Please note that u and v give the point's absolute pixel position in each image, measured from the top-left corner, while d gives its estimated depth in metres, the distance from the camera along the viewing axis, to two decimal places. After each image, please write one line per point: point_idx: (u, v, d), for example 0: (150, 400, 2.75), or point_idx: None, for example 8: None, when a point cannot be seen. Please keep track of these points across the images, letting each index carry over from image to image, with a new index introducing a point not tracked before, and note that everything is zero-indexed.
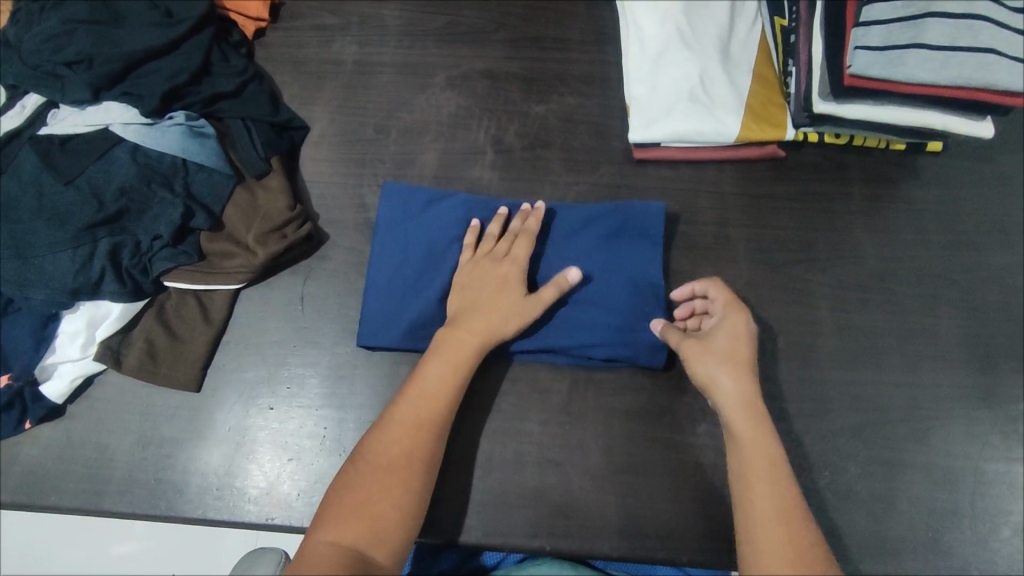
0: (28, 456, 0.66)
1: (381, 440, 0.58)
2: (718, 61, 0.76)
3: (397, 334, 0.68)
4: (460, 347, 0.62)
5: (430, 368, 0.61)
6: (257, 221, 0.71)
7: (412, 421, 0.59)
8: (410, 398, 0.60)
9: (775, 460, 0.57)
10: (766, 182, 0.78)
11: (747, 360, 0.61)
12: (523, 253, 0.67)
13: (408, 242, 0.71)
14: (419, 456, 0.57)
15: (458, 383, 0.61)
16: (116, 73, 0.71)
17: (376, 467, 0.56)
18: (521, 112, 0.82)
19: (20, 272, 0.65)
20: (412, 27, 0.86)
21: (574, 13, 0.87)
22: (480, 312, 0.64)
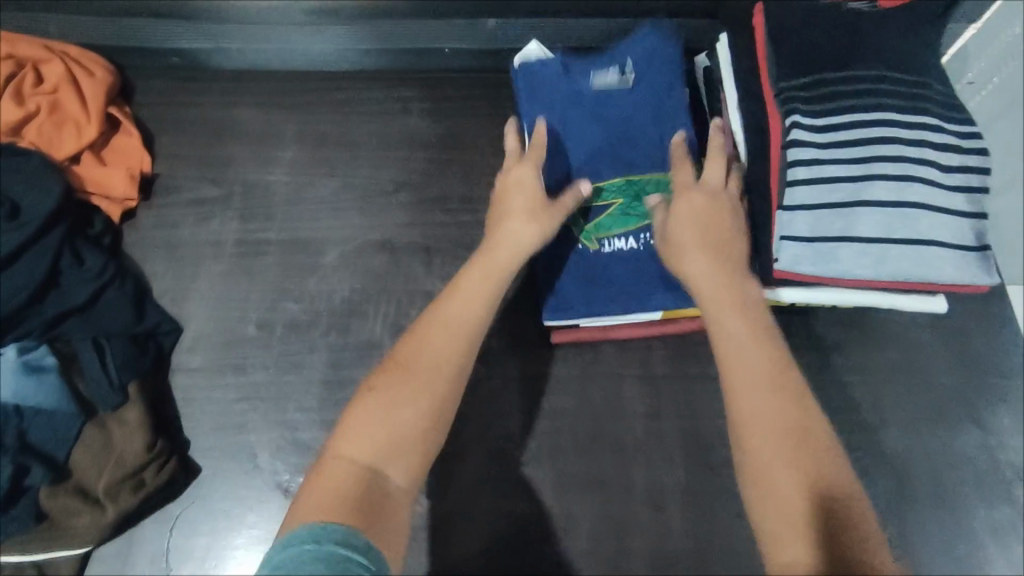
0: None
1: (418, 345, 0.51)
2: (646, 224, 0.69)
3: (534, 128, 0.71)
4: (489, 262, 0.57)
5: (467, 282, 0.56)
6: (110, 467, 0.61)
7: (476, 297, 0.55)
8: (475, 271, 0.57)
9: (778, 359, 0.48)
10: (699, 358, 0.69)
11: (711, 220, 0.55)
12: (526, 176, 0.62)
13: (548, 84, 0.72)
14: (443, 407, 0.49)
15: (493, 297, 0.55)
16: None
17: (410, 369, 0.50)
18: (424, 290, 0.73)
19: None
20: (302, 195, 0.78)
21: (478, 167, 0.80)
22: (534, 216, 0.60)
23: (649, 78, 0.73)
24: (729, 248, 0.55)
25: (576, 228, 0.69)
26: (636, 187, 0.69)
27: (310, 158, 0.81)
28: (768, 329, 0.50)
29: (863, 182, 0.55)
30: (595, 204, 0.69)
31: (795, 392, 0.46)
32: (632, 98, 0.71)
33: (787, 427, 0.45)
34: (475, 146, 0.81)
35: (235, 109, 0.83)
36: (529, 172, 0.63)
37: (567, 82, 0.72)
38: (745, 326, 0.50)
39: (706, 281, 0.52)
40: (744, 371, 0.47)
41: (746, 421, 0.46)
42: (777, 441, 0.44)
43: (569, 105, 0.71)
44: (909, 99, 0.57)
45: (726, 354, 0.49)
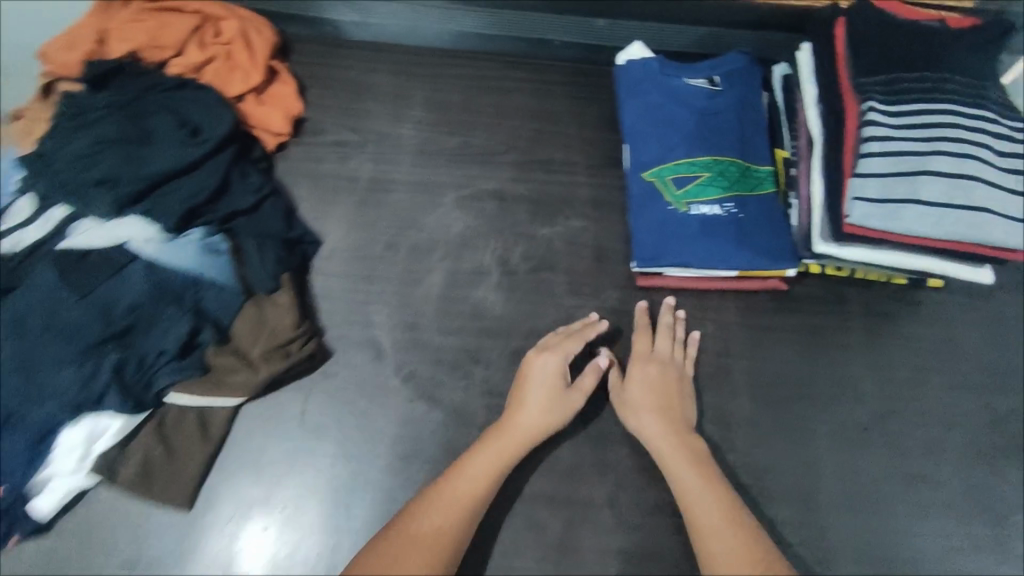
0: (11, 568, 0.66)
1: (443, 485, 0.63)
2: (731, 194, 0.81)
3: (637, 113, 0.87)
4: (504, 444, 0.66)
5: (474, 459, 0.65)
6: (264, 337, 0.73)
7: (483, 476, 0.64)
8: (484, 451, 0.66)
9: (728, 507, 0.61)
10: (766, 311, 0.79)
11: (668, 395, 0.70)
12: (573, 346, 0.72)
13: (651, 81, 0.88)
14: (447, 534, 0.59)
15: (500, 474, 0.65)
16: (141, 191, 0.74)
17: (428, 534, 0.59)
18: (528, 233, 0.84)
19: (25, 387, 0.65)
20: (427, 146, 0.90)
21: (579, 140, 0.92)
22: (549, 397, 0.69)
23: (735, 85, 0.89)
24: (674, 411, 0.69)
25: (668, 193, 0.81)
26: (720, 167, 0.83)
27: (434, 118, 0.93)
28: (703, 460, 0.66)
29: (929, 157, 0.66)
30: (686, 175, 0.82)
31: (756, 535, 0.59)
32: (719, 100, 0.87)
33: (743, 540, 0.58)
34: (578, 122, 0.93)
35: (375, 75, 0.97)
36: (547, 357, 0.71)
37: (667, 81, 0.88)
38: (691, 458, 0.65)
39: (659, 432, 0.67)
40: (704, 514, 0.61)
41: (712, 538, 0.59)
42: (745, 568, 0.56)
43: (666, 98, 0.87)
44: (972, 97, 0.68)
45: (694, 511, 0.62)
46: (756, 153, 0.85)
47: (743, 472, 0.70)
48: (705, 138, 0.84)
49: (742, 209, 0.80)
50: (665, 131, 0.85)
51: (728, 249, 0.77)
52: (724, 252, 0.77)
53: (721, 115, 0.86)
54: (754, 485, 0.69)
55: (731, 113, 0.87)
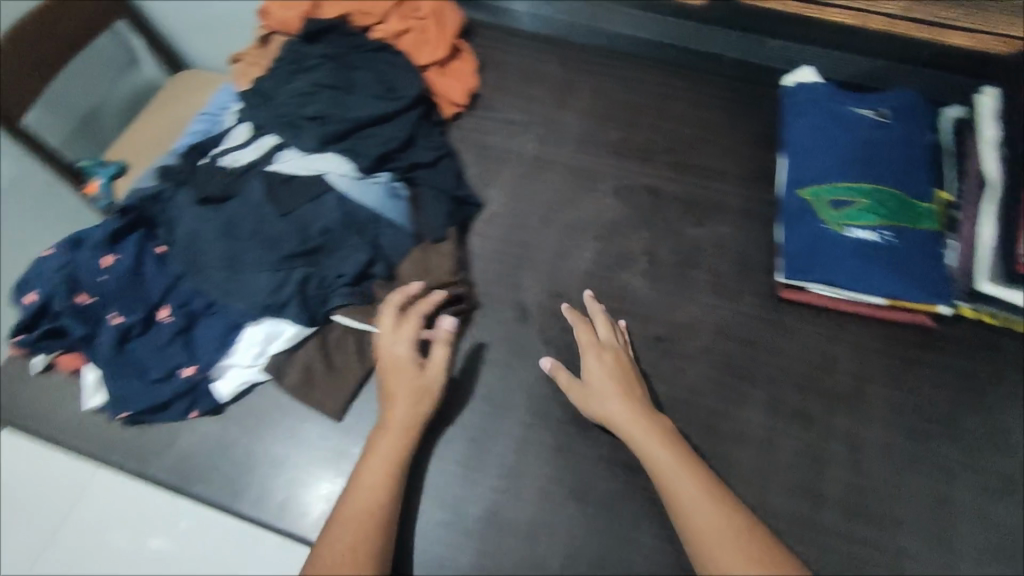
0: (184, 442, 0.73)
1: (352, 495, 0.64)
2: (891, 222, 0.80)
3: (800, 133, 0.89)
4: (393, 445, 0.67)
5: (370, 462, 0.66)
6: (426, 279, 0.78)
7: (378, 486, 0.65)
8: (382, 451, 0.67)
9: (709, 489, 0.63)
10: (912, 345, 0.78)
11: (627, 380, 0.71)
12: (410, 333, 0.72)
13: (819, 105, 0.90)
14: (370, 552, 0.61)
15: (394, 475, 0.66)
16: (343, 131, 0.83)
17: (348, 549, 0.61)
18: (676, 231, 0.87)
19: (227, 281, 0.74)
20: (588, 136, 0.96)
21: (735, 151, 0.94)
22: (400, 385, 0.70)
23: (907, 118, 0.89)
24: (633, 389, 0.71)
25: (824, 213, 0.82)
26: (883, 195, 0.82)
27: (598, 111, 0.98)
28: (674, 439, 0.67)
29: None
30: (845, 198, 0.82)
31: (734, 514, 0.61)
32: (888, 130, 0.87)
33: (725, 526, 0.60)
34: (736, 134, 0.95)
35: (547, 64, 1.03)
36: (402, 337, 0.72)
37: (836, 107, 0.89)
38: (665, 450, 0.65)
39: (622, 413, 0.68)
40: (686, 492, 0.62)
41: (698, 535, 0.60)
42: (730, 552, 0.59)
43: (833, 122, 0.88)
44: None
45: (673, 488, 0.63)
46: (922, 185, 0.84)
47: (872, 496, 0.70)
48: (869, 164, 0.85)
49: (902, 238, 0.79)
50: (828, 154, 0.86)
51: (877, 278, 0.77)
52: (872, 279, 0.77)
53: (889, 145, 0.86)
54: (882, 510, 0.69)
55: (900, 144, 0.86)
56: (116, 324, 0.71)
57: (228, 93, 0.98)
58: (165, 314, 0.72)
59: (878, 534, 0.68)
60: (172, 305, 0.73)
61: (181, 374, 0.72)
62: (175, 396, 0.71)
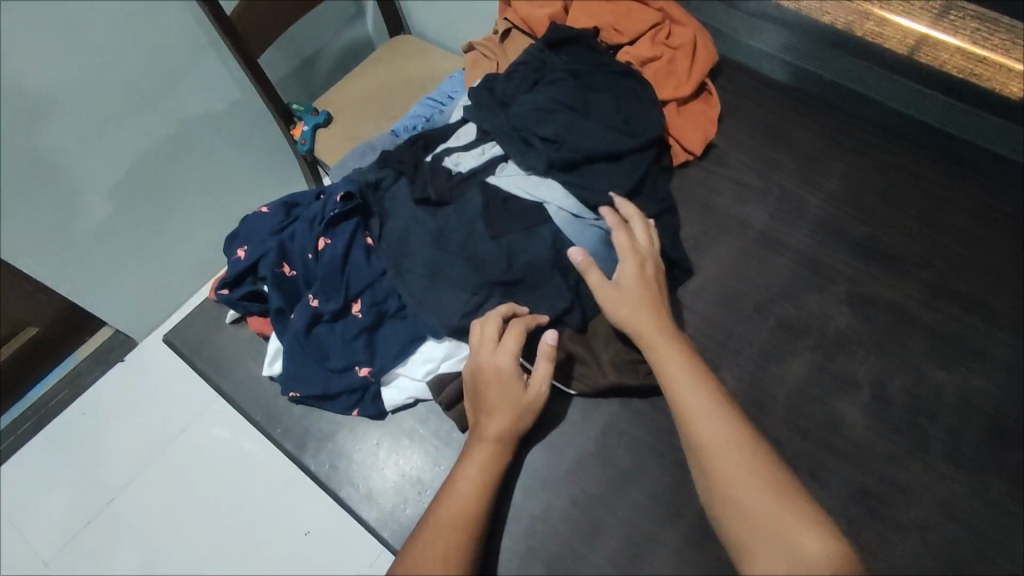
0: (342, 437, 0.72)
1: (443, 503, 0.62)
2: None
3: None
4: (489, 456, 0.64)
5: (465, 470, 0.64)
6: (620, 345, 0.72)
7: (470, 495, 0.62)
8: (474, 459, 0.64)
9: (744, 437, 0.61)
10: None
11: (654, 293, 0.70)
12: (543, 368, 0.67)
13: None
14: (456, 559, 0.59)
15: (489, 486, 0.63)
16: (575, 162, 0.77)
17: (437, 559, 0.58)
18: (918, 367, 0.73)
19: (424, 291, 0.71)
20: (831, 224, 0.83)
21: (1012, 288, 0.78)
22: (502, 395, 0.66)
23: None
24: (654, 300, 0.70)
25: None
26: None
27: (849, 197, 0.85)
28: (703, 376, 0.65)
29: None
30: None
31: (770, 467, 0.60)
32: None
33: (762, 483, 0.58)
34: (1018, 267, 0.79)
35: (798, 129, 0.91)
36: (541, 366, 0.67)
37: None
38: (691, 377, 0.64)
39: (646, 325, 0.68)
40: (715, 433, 0.61)
41: (716, 467, 0.60)
42: (764, 504, 0.57)
43: None
44: None
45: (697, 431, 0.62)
46: None
47: None
48: None
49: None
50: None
51: None
52: None
53: None
54: None
55: None
56: (313, 306, 0.70)
57: (457, 84, 0.96)
58: (358, 309, 0.71)
59: None
60: (366, 301, 0.71)
61: (357, 371, 0.70)
62: (345, 391, 0.70)
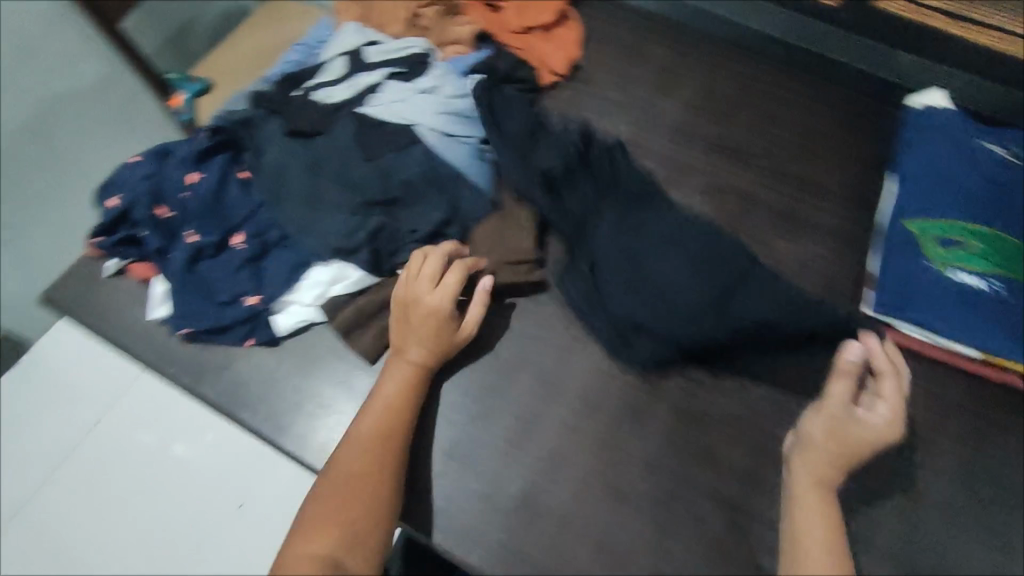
0: (239, 368, 0.74)
1: (364, 419, 0.66)
2: (1003, 273, 0.75)
3: (923, 158, 0.82)
4: (405, 373, 0.68)
5: (384, 386, 0.67)
6: (499, 250, 0.76)
7: (390, 408, 0.66)
8: (392, 376, 0.68)
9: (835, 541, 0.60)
10: (995, 405, 0.73)
11: (849, 442, 0.63)
12: (476, 303, 0.72)
13: (945, 134, 0.83)
14: (380, 472, 0.62)
15: (409, 398, 0.67)
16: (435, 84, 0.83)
17: (361, 472, 0.62)
18: (764, 241, 0.82)
19: (304, 217, 0.73)
20: (688, 126, 0.90)
21: (843, 168, 0.87)
22: (429, 327, 0.69)
23: None
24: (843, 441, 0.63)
25: (931, 249, 0.77)
26: (998, 242, 0.77)
27: (703, 100, 0.91)
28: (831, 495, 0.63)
29: None
30: (956, 237, 0.77)
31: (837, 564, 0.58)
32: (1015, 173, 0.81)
33: None
34: (845, 146, 0.89)
35: (654, 43, 0.97)
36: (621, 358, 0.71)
37: (962, 138, 0.83)
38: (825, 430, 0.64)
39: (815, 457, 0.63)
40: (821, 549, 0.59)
41: (797, 515, 0.61)
42: None
43: (955, 152, 0.82)
44: None
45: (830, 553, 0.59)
46: None
47: (925, 553, 0.66)
48: (988, 204, 0.79)
49: (1011, 292, 0.75)
50: (946, 189, 0.80)
51: (976, 326, 0.72)
52: (971, 327, 0.72)
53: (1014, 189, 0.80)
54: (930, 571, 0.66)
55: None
56: (190, 242, 0.72)
57: (323, 27, 0.94)
58: (239, 241, 0.73)
59: None
60: (248, 233, 0.73)
61: (245, 302, 0.72)
62: (237, 321, 0.72)
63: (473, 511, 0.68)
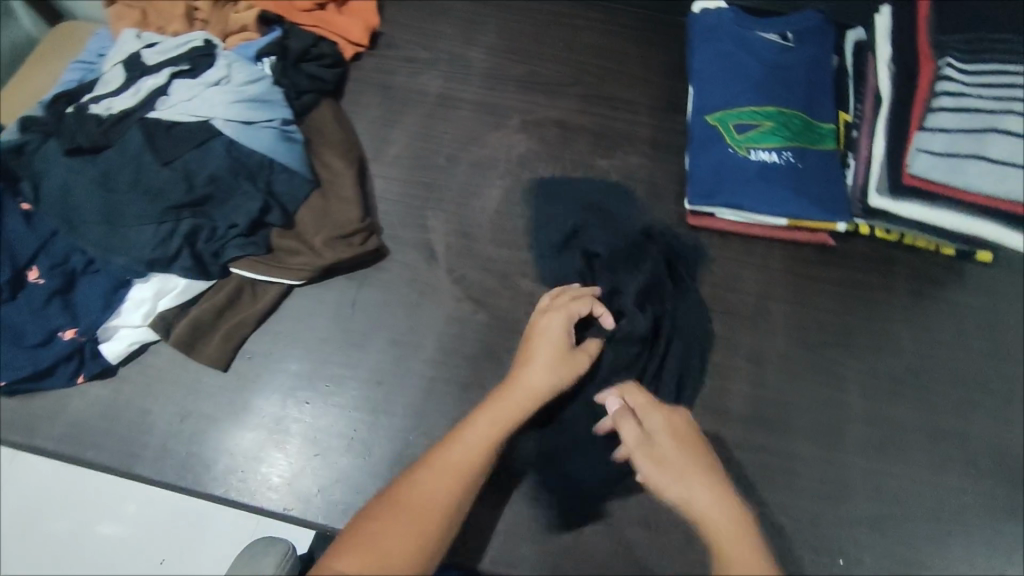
0: (74, 409, 0.69)
1: (454, 454, 0.60)
2: (793, 145, 0.81)
3: (709, 58, 0.87)
4: (509, 407, 0.63)
5: (478, 422, 0.62)
6: (327, 227, 0.76)
7: (479, 445, 0.61)
8: (487, 413, 0.63)
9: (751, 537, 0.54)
10: (811, 263, 0.80)
11: (687, 442, 0.61)
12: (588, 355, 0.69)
13: (724, 31, 0.88)
14: (446, 505, 0.57)
15: (503, 435, 0.62)
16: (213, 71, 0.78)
17: (418, 505, 0.56)
18: (586, 163, 0.86)
19: (106, 236, 0.70)
20: (496, 71, 0.92)
21: (647, 81, 0.92)
22: (565, 364, 0.67)
23: (807, 39, 0.88)
24: (693, 444, 0.61)
25: (729, 137, 0.82)
26: (784, 119, 0.82)
27: (507, 44, 0.94)
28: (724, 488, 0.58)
29: (1002, 115, 0.68)
30: (748, 122, 0.82)
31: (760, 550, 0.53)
32: (791, 52, 0.87)
33: None
34: (644, 61, 0.94)
35: None
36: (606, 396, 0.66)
37: (739, 31, 0.88)
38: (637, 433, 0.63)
39: (678, 468, 0.58)
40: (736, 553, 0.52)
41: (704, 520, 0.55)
42: None
43: (735, 45, 0.87)
44: None
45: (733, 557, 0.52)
46: (820, 107, 0.85)
47: (772, 407, 0.73)
48: (769, 86, 0.84)
49: (802, 159, 0.81)
50: (733, 79, 0.85)
51: (776, 198, 0.78)
52: (772, 200, 0.78)
53: (791, 67, 0.86)
54: (778, 421, 0.72)
55: (799, 61, 0.86)
56: None
57: (103, 40, 0.88)
58: (36, 276, 0.69)
59: (770, 439, 0.71)
60: (44, 266, 0.70)
61: (62, 337, 0.69)
62: (58, 360, 0.68)
63: (350, 487, 0.67)
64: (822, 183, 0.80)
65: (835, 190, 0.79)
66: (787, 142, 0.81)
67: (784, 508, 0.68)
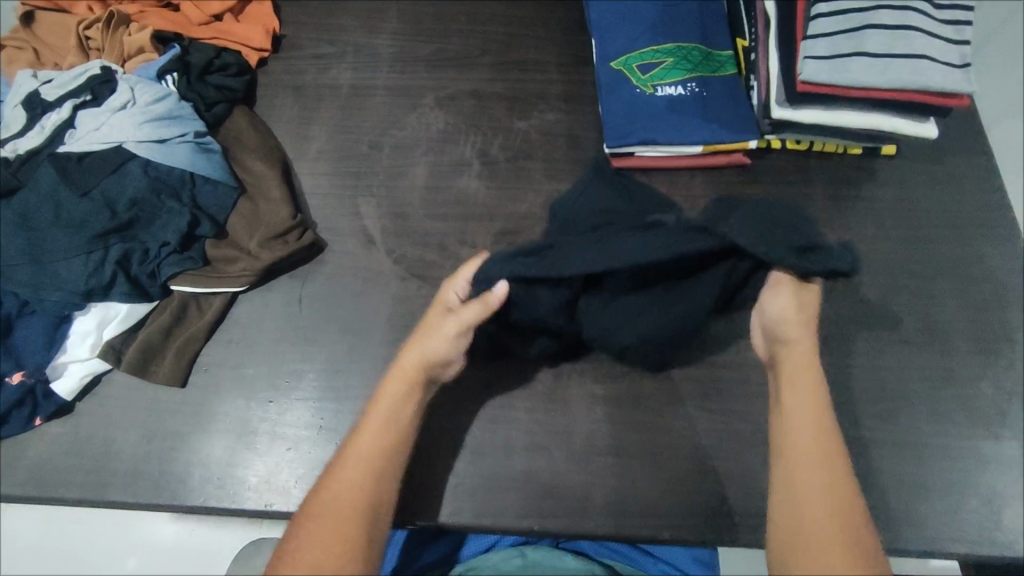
0: (36, 451, 0.69)
1: (356, 449, 0.61)
2: (696, 76, 0.85)
3: (605, 7, 0.90)
4: (395, 396, 0.64)
5: (371, 415, 0.63)
6: (260, 229, 0.76)
7: (379, 433, 0.62)
8: (379, 403, 0.64)
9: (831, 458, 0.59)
10: (733, 185, 0.84)
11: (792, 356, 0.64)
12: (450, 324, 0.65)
13: None
14: (365, 497, 0.58)
15: (399, 418, 0.63)
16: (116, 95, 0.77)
17: (337, 505, 0.57)
18: (505, 127, 0.88)
19: (35, 275, 0.69)
20: (404, 54, 0.93)
21: (552, 40, 0.94)
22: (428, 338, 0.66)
23: None
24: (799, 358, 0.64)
25: (635, 78, 0.85)
26: (684, 52, 0.86)
27: (409, 26, 0.95)
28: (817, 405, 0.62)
29: (873, 12, 0.74)
30: (650, 61, 0.85)
31: (833, 468, 0.59)
32: None
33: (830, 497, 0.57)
34: (547, 22, 0.96)
35: None
36: (787, 305, 0.63)
37: None
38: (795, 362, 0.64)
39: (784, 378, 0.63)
40: (806, 469, 0.58)
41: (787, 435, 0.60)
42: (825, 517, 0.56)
43: None
44: None
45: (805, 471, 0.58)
46: (716, 35, 0.88)
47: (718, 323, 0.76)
48: (665, 25, 0.88)
49: (706, 87, 0.84)
50: (630, 24, 0.88)
51: (686, 127, 0.81)
52: (683, 129, 0.81)
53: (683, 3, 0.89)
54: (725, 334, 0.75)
55: None
56: None
57: None
58: None
59: (721, 354, 0.75)
60: None
61: (11, 381, 0.68)
62: (10, 406, 0.68)
63: None
64: (728, 107, 0.83)
65: (741, 111, 0.83)
66: (689, 73, 0.85)
67: (742, 415, 0.72)
